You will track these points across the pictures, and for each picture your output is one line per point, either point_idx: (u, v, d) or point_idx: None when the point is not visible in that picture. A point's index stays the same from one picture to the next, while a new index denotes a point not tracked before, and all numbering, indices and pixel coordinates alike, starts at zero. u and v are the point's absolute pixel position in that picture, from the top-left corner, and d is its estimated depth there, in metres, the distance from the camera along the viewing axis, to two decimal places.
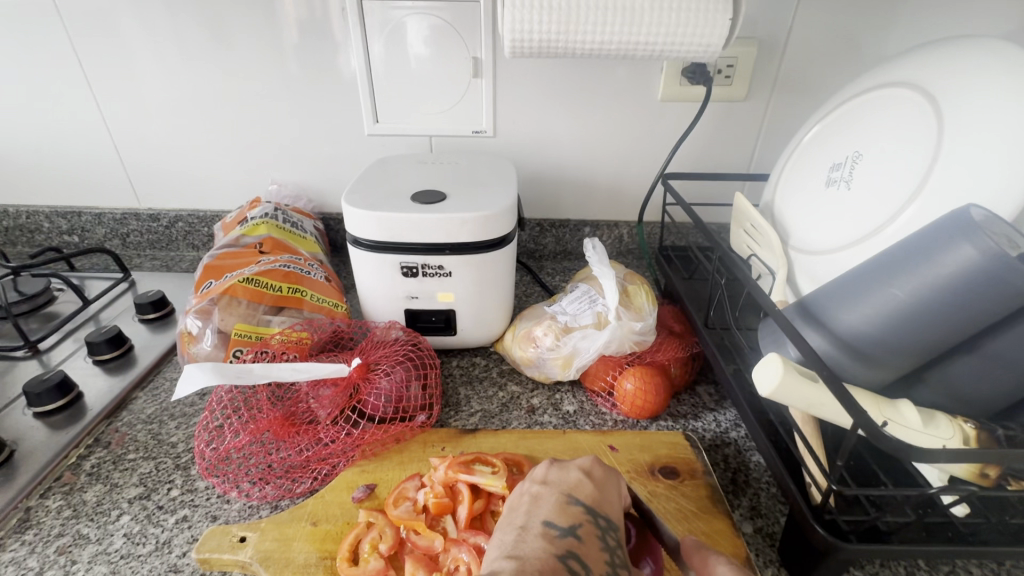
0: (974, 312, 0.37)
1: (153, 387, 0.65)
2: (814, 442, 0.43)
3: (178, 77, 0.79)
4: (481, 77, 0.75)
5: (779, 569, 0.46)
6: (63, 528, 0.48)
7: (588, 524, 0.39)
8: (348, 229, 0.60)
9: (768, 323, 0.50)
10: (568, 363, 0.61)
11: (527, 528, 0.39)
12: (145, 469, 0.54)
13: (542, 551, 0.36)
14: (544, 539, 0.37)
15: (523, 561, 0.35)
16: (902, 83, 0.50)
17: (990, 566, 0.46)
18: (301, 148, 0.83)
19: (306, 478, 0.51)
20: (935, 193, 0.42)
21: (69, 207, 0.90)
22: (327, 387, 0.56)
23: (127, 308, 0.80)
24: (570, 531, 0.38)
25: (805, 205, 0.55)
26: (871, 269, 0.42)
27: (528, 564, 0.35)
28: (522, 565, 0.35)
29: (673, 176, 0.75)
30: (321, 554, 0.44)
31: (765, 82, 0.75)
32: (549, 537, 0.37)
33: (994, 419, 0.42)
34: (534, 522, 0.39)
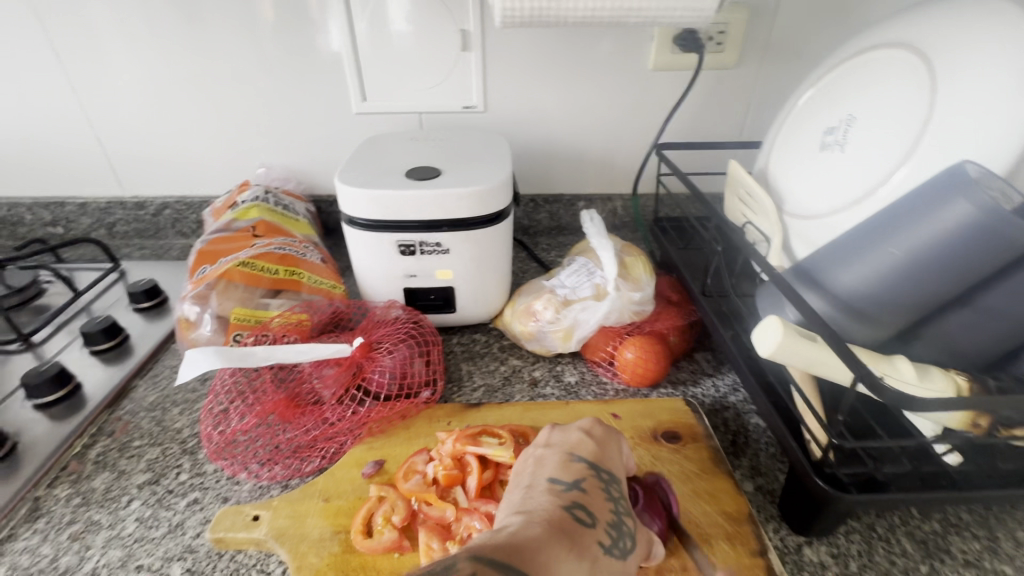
0: (967, 266, 0.38)
1: (153, 375, 0.65)
2: (813, 399, 0.44)
3: (156, 58, 0.76)
4: (470, 51, 0.74)
5: (780, 523, 0.47)
6: (74, 515, 0.49)
7: (592, 478, 0.40)
8: (343, 208, 0.60)
9: (767, 288, 0.51)
10: (568, 335, 0.62)
11: (534, 486, 0.40)
12: (152, 455, 0.54)
13: (549, 504, 0.38)
14: (550, 493, 0.39)
15: (531, 512, 0.37)
16: (894, 44, 0.50)
17: (980, 512, 0.48)
18: (289, 129, 0.81)
19: (315, 457, 0.52)
20: (928, 153, 0.43)
21: (51, 198, 0.87)
22: (330, 367, 0.56)
23: (119, 298, 0.79)
24: (574, 485, 0.40)
25: (799, 170, 0.55)
26: (868, 229, 0.43)
27: (535, 514, 0.36)
28: (530, 517, 0.36)
29: (667, 146, 0.74)
30: (335, 528, 0.45)
31: (757, 48, 0.75)
32: (555, 491, 0.39)
33: (985, 371, 0.44)
34: (540, 480, 0.40)
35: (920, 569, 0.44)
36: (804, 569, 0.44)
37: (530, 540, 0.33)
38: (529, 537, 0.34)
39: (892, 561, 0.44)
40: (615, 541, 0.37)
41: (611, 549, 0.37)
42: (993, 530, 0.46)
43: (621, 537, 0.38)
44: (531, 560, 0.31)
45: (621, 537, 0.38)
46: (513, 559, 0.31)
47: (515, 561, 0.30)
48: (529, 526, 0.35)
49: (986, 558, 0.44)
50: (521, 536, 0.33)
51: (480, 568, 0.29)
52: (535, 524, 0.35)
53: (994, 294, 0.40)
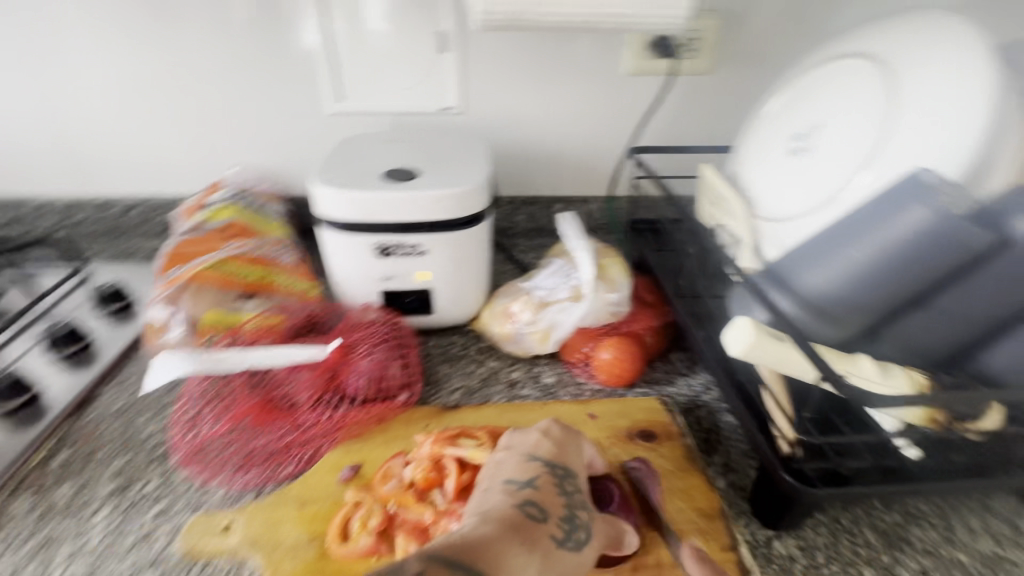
0: (923, 268, 0.41)
1: (120, 381, 0.63)
2: (782, 396, 0.45)
3: (122, 53, 0.74)
4: (447, 53, 0.74)
5: (752, 518, 0.48)
6: (35, 528, 0.47)
7: (546, 475, 0.41)
8: (319, 210, 0.59)
9: (739, 289, 0.52)
10: (546, 336, 0.62)
11: (490, 488, 0.40)
12: (119, 464, 0.52)
13: (503, 503, 0.38)
14: (504, 493, 0.39)
15: (484, 512, 0.37)
16: (857, 55, 0.52)
17: (938, 502, 0.50)
18: (262, 129, 0.80)
19: (289, 463, 0.51)
20: (887, 161, 0.45)
21: (10, 198, 0.84)
22: (305, 371, 0.56)
23: (82, 302, 0.76)
24: (528, 483, 0.40)
25: (767, 174, 0.57)
26: (834, 233, 0.45)
27: (488, 514, 0.37)
28: (483, 517, 0.37)
29: (642, 150, 0.75)
30: (310, 534, 0.44)
31: (728, 55, 0.76)
32: (510, 490, 0.39)
33: (941, 368, 0.46)
34: (496, 482, 0.41)
35: (882, 559, 0.45)
36: (774, 563, 0.45)
37: (480, 538, 0.34)
38: (480, 536, 0.34)
39: (856, 552, 0.46)
40: (568, 535, 0.38)
41: (564, 542, 0.37)
42: (950, 520, 0.49)
43: (574, 530, 0.38)
44: (480, 555, 0.32)
45: (574, 530, 0.38)
46: (462, 554, 0.32)
47: (464, 556, 0.32)
48: (481, 526, 0.36)
49: (943, 547, 0.46)
50: (472, 536, 0.34)
51: (431, 565, 0.30)
52: (488, 523, 0.36)
53: (951, 295, 0.42)
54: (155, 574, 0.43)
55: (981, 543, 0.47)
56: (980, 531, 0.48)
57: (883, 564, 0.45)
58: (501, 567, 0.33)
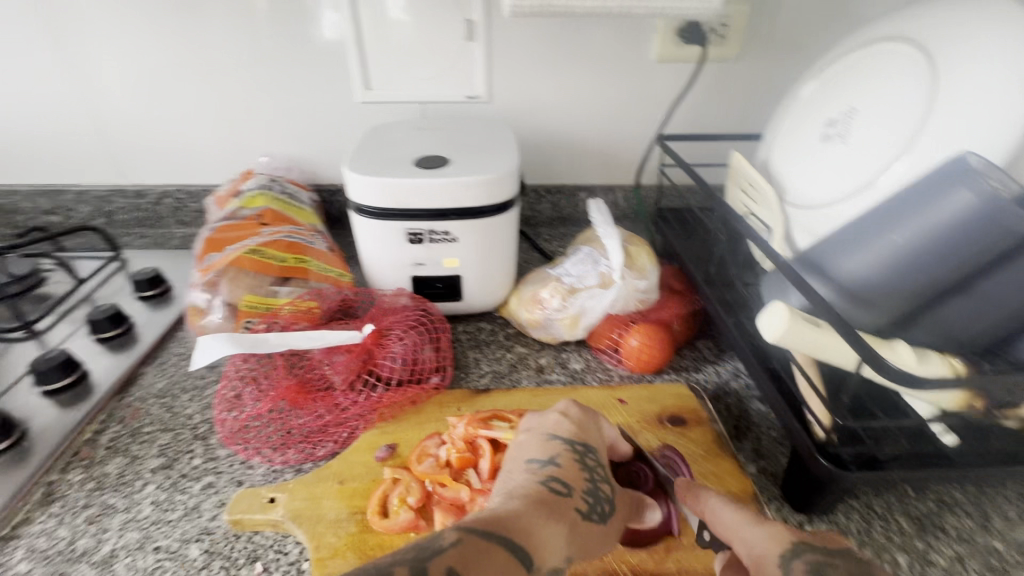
0: (966, 252, 0.40)
1: (161, 362, 0.65)
2: (815, 380, 0.46)
3: (156, 45, 0.76)
4: (474, 41, 0.74)
5: (784, 503, 0.49)
6: (89, 499, 0.49)
7: (567, 452, 0.42)
8: (352, 197, 0.60)
9: (773, 275, 0.52)
10: (575, 322, 0.63)
11: (514, 469, 0.41)
12: (164, 441, 0.54)
13: (527, 481, 0.39)
14: (528, 472, 0.40)
15: (510, 490, 0.38)
16: (895, 38, 0.51)
17: (973, 491, 0.50)
18: (292, 118, 0.81)
19: (327, 442, 0.52)
20: (928, 145, 0.44)
21: (50, 186, 0.86)
22: (341, 354, 0.58)
23: (122, 287, 0.79)
24: (550, 461, 0.41)
25: (798, 160, 0.56)
26: (874, 218, 0.44)
27: (513, 492, 0.38)
28: (509, 494, 0.38)
29: (670, 137, 0.75)
30: (351, 509, 0.46)
31: (758, 41, 0.75)
32: (532, 469, 0.40)
33: (979, 355, 0.46)
34: (519, 462, 0.42)
35: (917, 545, 0.45)
36: None
37: (508, 512, 0.35)
38: (509, 509, 0.35)
39: (890, 537, 0.46)
40: (593, 507, 0.39)
41: (590, 514, 0.38)
42: (985, 509, 0.48)
43: (599, 502, 0.39)
44: (511, 528, 0.33)
45: (599, 503, 0.39)
46: (493, 526, 0.33)
47: (496, 529, 0.32)
48: (509, 501, 0.37)
49: (979, 535, 0.46)
50: (502, 510, 0.35)
51: (466, 534, 0.31)
52: (515, 499, 0.37)
53: (993, 281, 0.42)
54: (204, 545, 0.45)
55: (1018, 531, 0.46)
56: (1017, 519, 0.47)
57: (917, 550, 0.45)
58: (534, 538, 0.33)
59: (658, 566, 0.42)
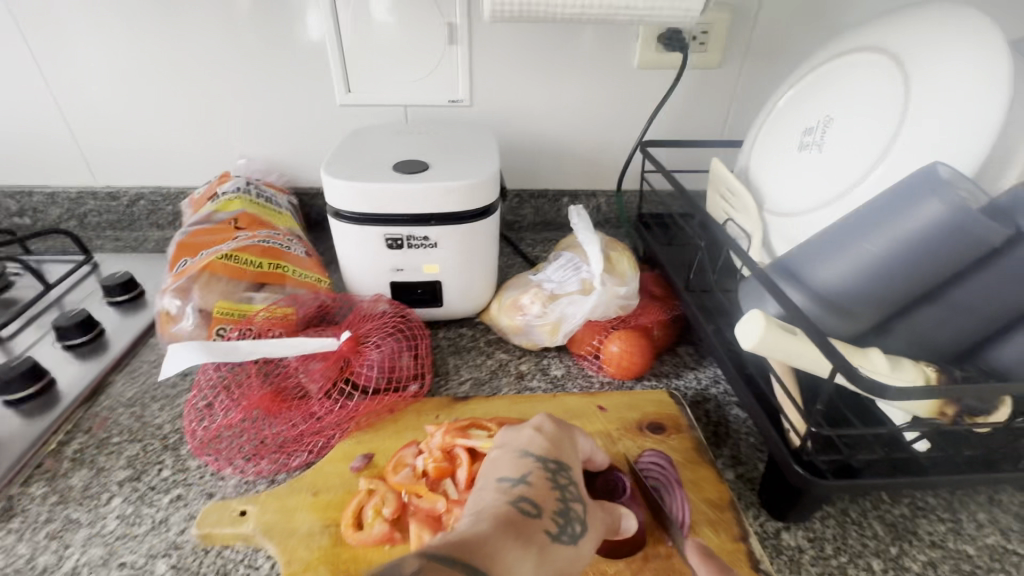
0: (937, 261, 0.41)
1: (131, 369, 0.63)
2: (791, 388, 0.46)
3: (130, 43, 0.74)
4: (457, 44, 0.74)
5: (761, 510, 0.49)
6: (51, 514, 0.47)
7: (539, 471, 0.41)
8: (329, 201, 0.59)
9: (750, 283, 0.52)
10: (556, 329, 0.63)
11: (484, 487, 0.40)
12: (132, 452, 0.53)
13: (496, 501, 0.38)
14: (497, 491, 0.39)
15: (479, 510, 0.37)
16: (871, 48, 0.52)
17: (945, 495, 0.50)
18: (271, 120, 0.80)
19: (301, 452, 0.52)
20: (901, 156, 0.44)
21: (19, 186, 0.84)
22: (316, 361, 0.56)
23: (92, 292, 0.77)
24: (521, 480, 0.40)
25: (778, 169, 0.57)
26: (847, 227, 0.45)
27: (483, 513, 0.37)
28: (478, 515, 0.37)
29: (652, 143, 0.75)
30: (325, 522, 0.45)
31: (739, 49, 0.76)
32: (502, 489, 0.40)
33: (950, 362, 0.46)
34: (489, 480, 0.41)
35: (890, 550, 0.46)
36: (783, 553, 0.45)
37: (474, 534, 0.34)
38: (475, 532, 0.34)
39: (864, 543, 0.46)
40: (563, 528, 0.38)
41: (559, 536, 0.37)
42: (956, 513, 0.49)
43: (569, 523, 0.39)
44: (476, 551, 0.32)
45: (569, 524, 0.38)
46: (457, 552, 0.32)
47: (459, 553, 0.31)
48: (477, 523, 0.36)
49: (950, 539, 0.47)
50: (468, 532, 0.34)
51: (429, 561, 0.30)
52: (483, 520, 0.36)
53: (962, 290, 0.42)
54: (171, 560, 0.44)
55: (988, 536, 0.47)
56: (987, 524, 0.48)
57: (890, 556, 0.45)
58: (499, 565, 0.32)
59: None
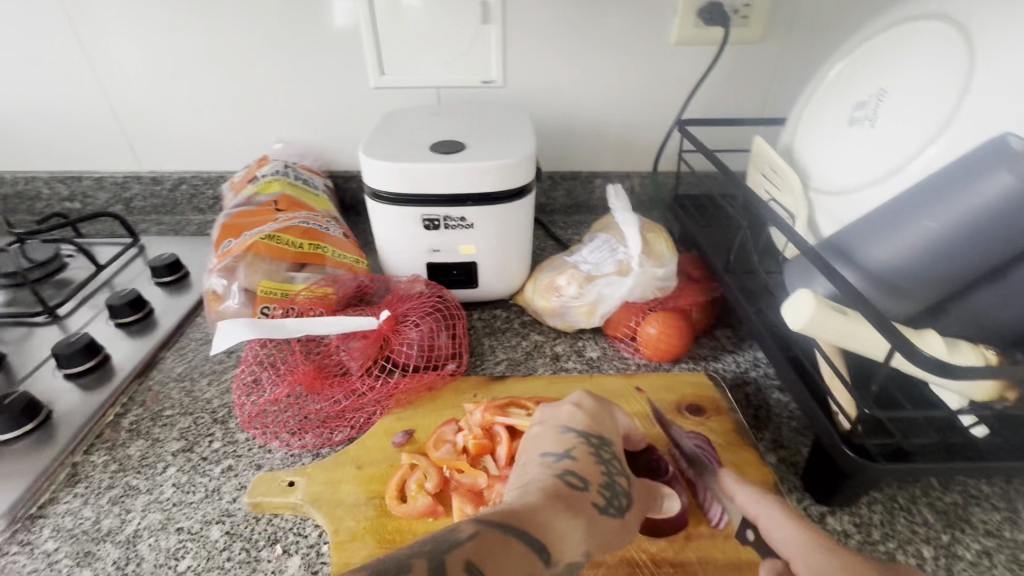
0: (1003, 237, 0.39)
1: (180, 347, 0.66)
2: (841, 368, 0.45)
3: (171, 31, 0.75)
4: (490, 24, 0.73)
5: (804, 494, 0.48)
6: (112, 480, 0.50)
7: (582, 445, 0.41)
8: (368, 182, 0.60)
9: (797, 263, 0.51)
10: (592, 310, 0.62)
11: (528, 462, 0.41)
12: (184, 424, 0.55)
13: (542, 475, 0.39)
14: (543, 465, 0.40)
15: (526, 483, 0.38)
16: (928, 16, 0.49)
17: (999, 484, 0.49)
18: (306, 104, 0.81)
19: (344, 427, 0.53)
20: (962, 128, 0.42)
21: (69, 172, 0.87)
22: (356, 340, 0.57)
23: (140, 273, 0.80)
24: (565, 454, 0.40)
25: (826, 146, 0.55)
26: (904, 203, 0.43)
27: (530, 486, 0.37)
28: (525, 488, 0.37)
29: (689, 122, 0.73)
30: (369, 494, 0.46)
31: (782, 22, 0.73)
32: (547, 463, 0.40)
33: (1011, 346, 0.44)
34: (533, 455, 0.41)
35: (941, 538, 0.45)
36: (828, 537, 0.45)
37: (524, 506, 0.35)
38: (525, 503, 0.35)
39: (914, 530, 0.45)
40: (610, 501, 0.38)
41: (607, 509, 0.38)
42: (1013, 502, 0.47)
43: (616, 496, 0.39)
44: (529, 521, 0.33)
45: (615, 497, 0.39)
46: (510, 520, 0.32)
47: (513, 522, 0.32)
48: (525, 496, 0.36)
49: (1006, 528, 0.45)
50: (518, 504, 0.35)
51: (483, 529, 0.31)
52: (531, 493, 0.36)
53: None
54: (225, 527, 0.46)
55: None
56: None
57: (942, 543, 0.44)
58: (551, 534, 0.33)
59: (679, 556, 0.42)
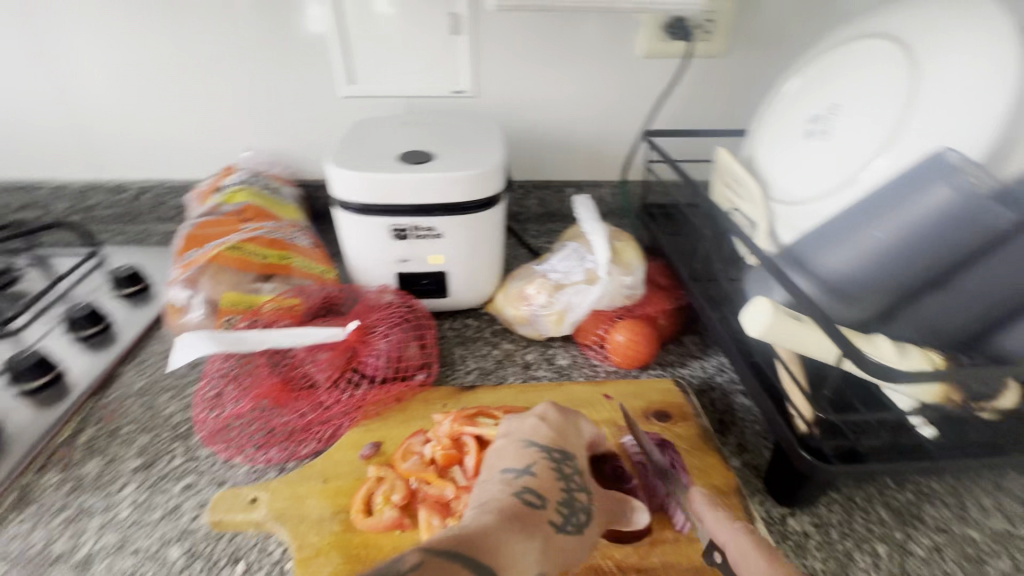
0: (941, 244, 0.41)
1: (141, 360, 0.64)
2: (799, 373, 0.46)
3: (132, 36, 0.74)
4: (460, 35, 0.74)
5: (766, 496, 0.49)
6: (65, 501, 0.48)
7: (543, 461, 0.41)
8: (334, 192, 0.59)
9: (757, 272, 0.52)
10: (561, 319, 0.63)
11: (489, 478, 0.41)
12: (143, 441, 0.53)
13: (500, 493, 0.39)
14: (502, 482, 0.40)
15: (483, 502, 0.38)
16: (878, 35, 0.51)
17: (950, 482, 0.51)
18: (274, 112, 0.80)
19: (310, 441, 0.52)
20: (907, 141, 0.44)
21: (25, 181, 0.84)
22: (324, 351, 0.57)
23: (100, 284, 0.77)
24: (525, 470, 0.41)
25: (783, 156, 0.56)
26: (853, 215, 0.45)
27: (487, 505, 0.37)
28: (482, 508, 0.37)
29: (656, 133, 0.75)
30: (334, 508, 0.45)
31: (743, 37, 0.76)
32: (506, 480, 0.40)
33: (957, 349, 0.46)
34: (494, 471, 0.41)
35: (894, 536, 0.46)
36: (788, 538, 0.46)
37: (477, 528, 0.34)
38: (480, 525, 0.35)
39: (870, 529, 0.47)
40: (567, 518, 0.39)
41: (563, 527, 0.38)
42: (962, 499, 0.49)
43: (574, 514, 0.39)
44: (480, 546, 0.33)
45: (574, 514, 0.39)
46: (461, 545, 0.32)
47: (462, 547, 0.32)
48: (481, 516, 0.36)
49: (955, 524, 0.47)
50: (471, 526, 0.35)
51: (430, 556, 0.30)
52: (488, 513, 0.36)
53: (970, 277, 0.42)
54: (184, 546, 0.44)
55: (992, 521, 0.47)
56: (993, 509, 0.48)
57: (896, 541, 0.46)
58: (503, 556, 0.33)
59: (643, 561, 0.43)
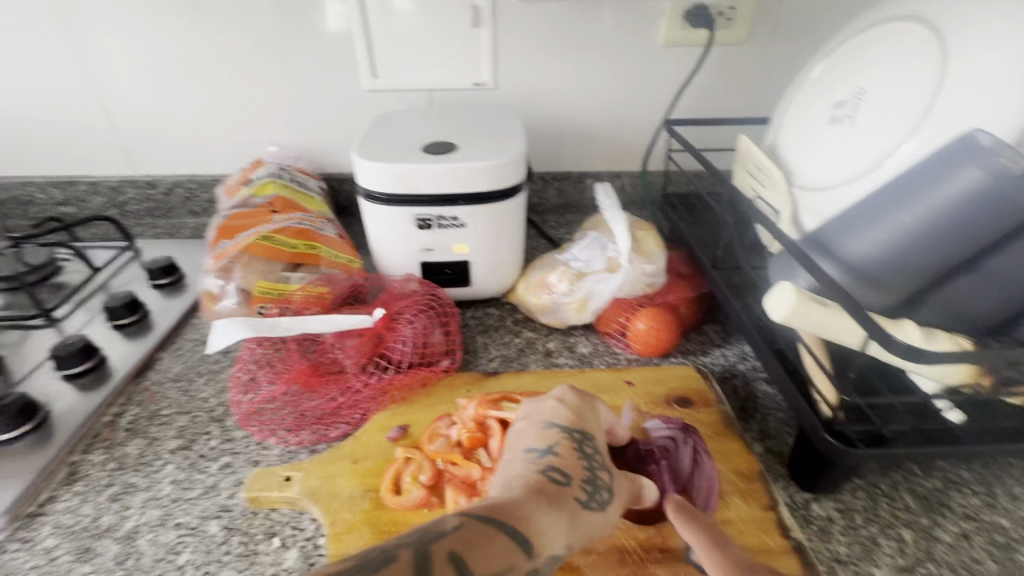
0: (973, 228, 0.40)
1: (176, 348, 0.66)
2: (823, 359, 0.46)
3: (165, 35, 0.76)
4: (481, 27, 0.74)
5: (790, 481, 0.49)
6: (111, 478, 0.51)
7: (565, 441, 0.42)
8: (361, 183, 0.61)
9: (779, 259, 0.52)
10: (583, 306, 0.63)
11: (513, 458, 0.42)
12: (181, 423, 0.56)
13: (526, 470, 0.40)
14: (526, 461, 0.41)
15: (508, 480, 0.39)
16: (906, 17, 0.50)
17: (979, 469, 0.50)
18: (300, 107, 0.81)
19: (340, 424, 0.53)
20: (936, 125, 0.43)
21: (64, 177, 0.87)
22: (351, 338, 0.59)
23: (135, 276, 0.80)
24: (548, 450, 0.41)
25: (807, 142, 0.56)
26: (881, 199, 0.44)
27: (513, 482, 0.39)
28: (510, 484, 0.38)
29: (677, 121, 0.75)
30: (365, 487, 0.47)
31: (766, 24, 0.75)
32: (531, 459, 0.41)
33: (987, 334, 0.46)
34: (518, 451, 0.42)
35: (921, 522, 0.46)
36: (813, 523, 0.46)
37: (508, 500, 0.36)
38: (510, 498, 0.36)
39: (896, 514, 0.46)
40: (592, 495, 0.39)
41: (589, 503, 0.39)
42: (991, 487, 0.49)
43: (598, 491, 0.40)
44: (511, 514, 0.34)
45: (598, 491, 0.40)
46: (493, 513, 0.34)
47: (495, 514, 0.33)
48: (509, 490, 0.37)
49: (984, 512, 0.47)
50: (502, 498, 0.36)
51: (468, 520, 0.32)
52: (515, 488, 0.38)
53: (1000, 259, 0.42)
54: (223, 522, 0.46)
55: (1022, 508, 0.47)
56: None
57: (923, 527, 0.46)
58: (534, 528, 0.34)
59: (666, 543, 0.43)
